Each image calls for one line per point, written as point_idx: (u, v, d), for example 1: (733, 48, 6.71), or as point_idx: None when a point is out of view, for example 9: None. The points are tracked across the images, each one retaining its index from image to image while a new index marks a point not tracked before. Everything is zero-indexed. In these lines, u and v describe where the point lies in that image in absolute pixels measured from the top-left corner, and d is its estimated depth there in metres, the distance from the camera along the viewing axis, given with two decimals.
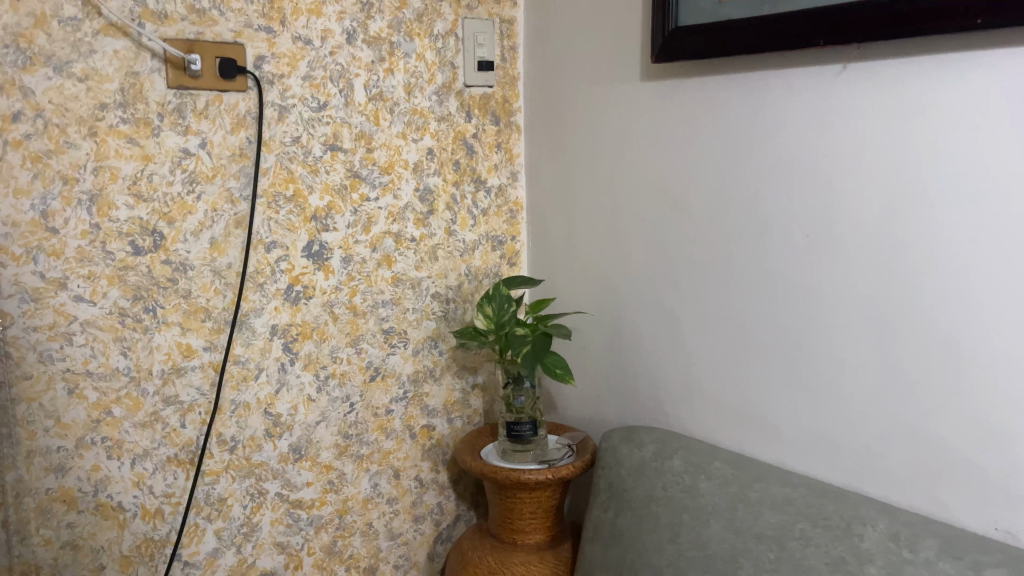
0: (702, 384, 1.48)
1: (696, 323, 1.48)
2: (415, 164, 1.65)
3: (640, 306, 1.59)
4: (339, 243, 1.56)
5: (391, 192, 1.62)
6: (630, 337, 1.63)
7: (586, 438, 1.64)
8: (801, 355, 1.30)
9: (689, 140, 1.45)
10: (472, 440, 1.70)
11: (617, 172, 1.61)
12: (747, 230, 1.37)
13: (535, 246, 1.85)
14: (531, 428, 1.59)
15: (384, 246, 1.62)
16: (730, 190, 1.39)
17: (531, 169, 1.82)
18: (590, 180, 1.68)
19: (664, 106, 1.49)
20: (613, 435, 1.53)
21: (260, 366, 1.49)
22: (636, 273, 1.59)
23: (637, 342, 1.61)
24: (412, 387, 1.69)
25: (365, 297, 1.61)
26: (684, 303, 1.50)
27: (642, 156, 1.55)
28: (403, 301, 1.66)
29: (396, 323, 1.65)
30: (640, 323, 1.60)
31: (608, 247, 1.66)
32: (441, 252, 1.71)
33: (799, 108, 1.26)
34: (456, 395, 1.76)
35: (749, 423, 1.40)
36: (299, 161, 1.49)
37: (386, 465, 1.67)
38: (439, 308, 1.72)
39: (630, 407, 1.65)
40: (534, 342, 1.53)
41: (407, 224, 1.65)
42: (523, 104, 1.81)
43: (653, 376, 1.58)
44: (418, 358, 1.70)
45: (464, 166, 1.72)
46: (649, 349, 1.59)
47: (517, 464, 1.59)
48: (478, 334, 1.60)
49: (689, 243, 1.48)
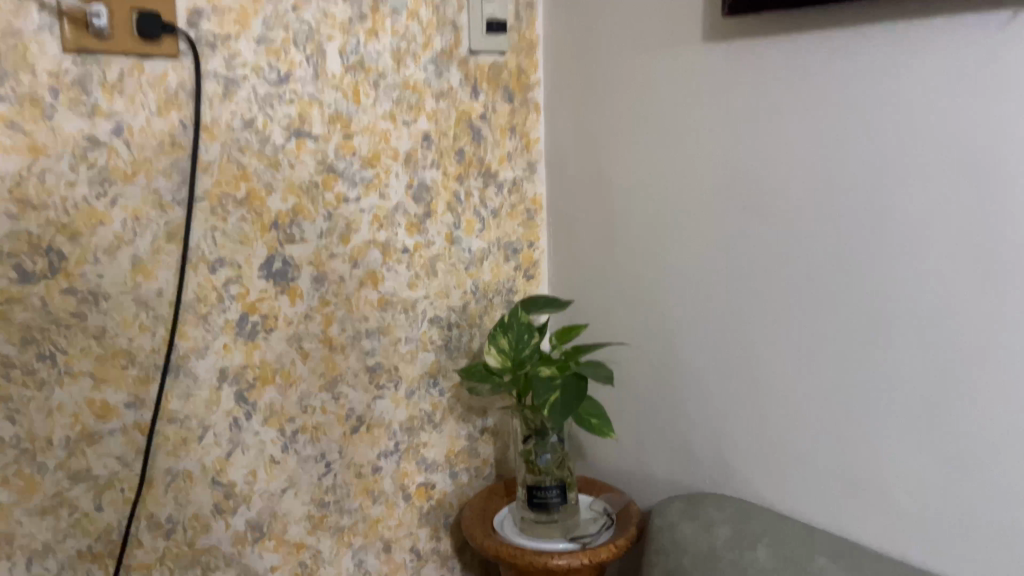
0: (784, 438, 1.13)
1: (780, 366, 1.12)
2: (407, 154, 1.29)
3: (701, 338, 1.24)
4: (308, 258, 1.20)
5: (376, 191, 1.26)
6: (686, 376, 1.27)
7: (629, 506, 1.29)
8: (937, 422, 0.94)
9: (770, 125, 1.08)
10: (481, 506, 1.35)
11: (672, 166, 1.25)
12: (854, 246, 1.00)
13: (558, 254, 1.49)
14: (559, 493, 1.24)
15: (368, 260, 1.26)
16: (829, 191, 1.02)
17: (553, 158, 1.47)
18: (633, 175, 1.32)
19: (737, 77, 1.12)
20: (669, 510, 1.18)
21: (205, 424, 1.13)
22: (696, 297, 1.23)
23: (697, 384, 1.25)
24: (406, 438, 1.34)
25: (344, 327, 1.25)
26: (762, 340, 1.14)
27: (705, 145, 1.19)
28: (393, 330, 1.30)
29: (384, 358, 1.30)
30: (702, 361, 1.24)
31: (656, 262, 1.29)
32: (441, 266, 1.35)
33: (939, 75, 0.89)
34: (461, 443, 1.42)
35: (853, 497, 1.05)
36: (254, 151, 1.13)
37: (374, 537, 1.32)
38: (439, 337, 1.36)
39: (685, 460, 1.30)
40: (563, 389, 1.17)
41: (397, 230, 1.29)
42: (543, 78, 1.46)
43: (719, 430, 1.23)
44: (414, 401, 1.34)
45: (470, 156, 1.36)
46: (714, 395, 1.23)
47: (542, 542, 1.23)
48: (490, 373, 1.24)
49: (768, 260, 1.11)
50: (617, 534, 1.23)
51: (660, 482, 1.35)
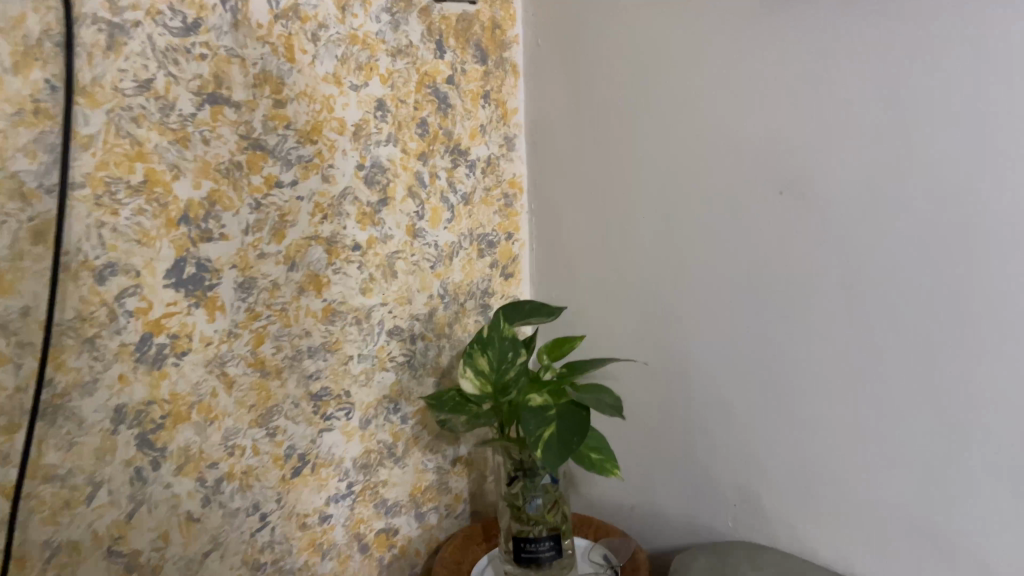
0: (833, 472, 0.92)
1: (825, 388, 0.91)
2: (356, 126, 1.02)
3: (716, 352, 1.02)
4: (231, 260, 0.94)
5: (318, 173, 1.00)
6: (698, 398, 1.05)
7: (637, 554, 1.06)
8: None
9: (808, 92, 0.87)
10: (455, 557, 1.11)
11: (675, 143, 1.02)
12: (930, 240, 0.79)
13: (541, 245, 1.25)
14: (552, 547, 1.01)
15: (309, 260, 1.00)
16: (895, 173, 0.81)
17: (535, 130, 1.23)
18: (626, 155, 1.09)
19: (741, 38, 0.92)
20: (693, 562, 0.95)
21: (98, 480, 0.86)
22: (710, 303, 1.02)
23: (712, 408, 1.04)
24: (361, 477, 1.09)
25: (280, 344, 0.99)
26: (799, 354, 0.93)
27: (717, 116, 0.97)
28: (342, 346, 1.05)
29: (332, 381, 1.05)
30: (719, 381, 1.02)
31: (658, 259, 1.07)
32: (402, 265, 1.10)
33: None
34: (428, 478, 1.17)
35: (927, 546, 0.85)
36: (153, 122, 0.86)
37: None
38: (400, 352, 1.11)
39: (699, 496, 1.08)
40: (560, 419, 0.93)
41: (345, 222, 1.03)
42: (523, 33, 1.21)
43: (741, 462, 1.01)
44: (371, 431, 1.09)
45: (435, 128, 1.11)
46: (734, 421, 1.01)
47: None
48: (466, 401, 0.99)
49: (811, 258, 0.90)
50: None
51: (671, 521, 1.12)
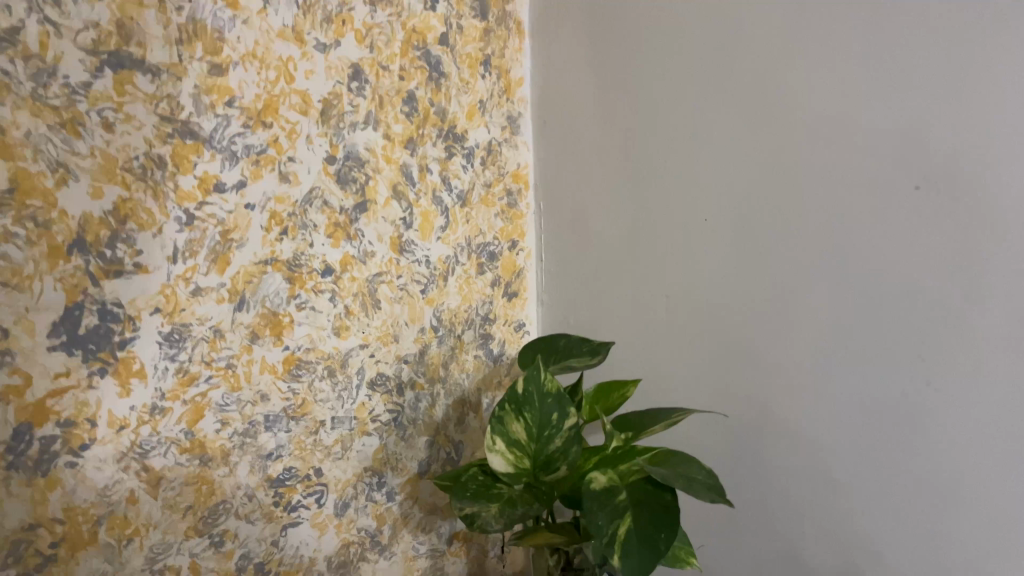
0: None
1: (954, 459, 0.69)
2: (326, 101, 0.73)
3: (798, 401, 0.79)
4: (154, 304, 0.63)
5: (274, 168, 0.70)
6: (765, 458, 0.83)
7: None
8: None
9: (959, 61, 0.65)
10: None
11: (756, 118, 0.79)
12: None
13: (553, 298, 1.03)
14: None
15: (263, 294, 0.71)
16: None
17: (548, 161, 1.01)
18: (685, 152, 0.86)
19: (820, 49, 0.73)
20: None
21: None
22: (790, 334, 0.79)
23: (779, 471, 0.82)
24: None
25: (227, 416, 0.70)
26: (912, 437, 0.71)
27: (819, 121, 0.74)
28: (311, 409, 0.77)
29: (298, 458, 0.77)
30: (795, 437, 0.80)
31: (720, 279, 0.84)
32: (386, 292, 0.82)
33: None
34: (420, 565, 0.91)
35: None
36: (21, 96, 0.54)
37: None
38: (386, 408, 0.84)
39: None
40: (636, 506, 0.68)
41: (312, 237, 0.74)
42: (534, 43, 1.01)
43: (818, 546, 0.79)
44: (351, 518, 0.83)
45: (426, 105, 0.83)
46: (810, 491, 0.79)
47: None
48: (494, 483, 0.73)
49: (920, 331, 0.70)
50: None
51: None
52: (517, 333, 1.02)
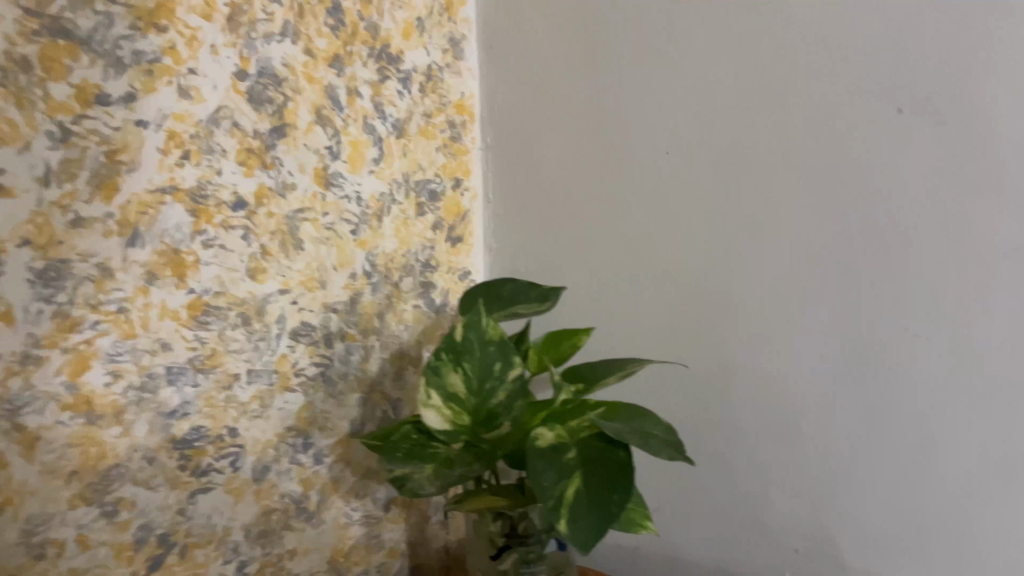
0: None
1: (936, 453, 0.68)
2: (232, 5, 0.64)
3: (774, 353, 0.76)
4: (21, 235, 0.54)
5: (171, 81, 0.60)
6: (736, 412, 0.79)
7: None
8: None
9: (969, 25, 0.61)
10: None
11: (756, 107, 0.73)
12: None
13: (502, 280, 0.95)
14: None
15: (162, 228, 0.61)
16: None
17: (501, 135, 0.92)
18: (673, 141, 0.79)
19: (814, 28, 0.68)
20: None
21: None
22: (769, 285, 0.75)
23: (749, 421, 0.79)
24: (258, 550, 0.74)
25: (120, 368, 0.61)
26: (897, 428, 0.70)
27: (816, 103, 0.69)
28: (223, 360, 0.68)
29: (209, 416, 0.68)
30: (768, 388, 0.77)
31: (698, 231, 0.78)
32: (311, 231, 0.73)
33: None
34: (353, 534, 0.84)
35: None
36: None
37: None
38: (313, 362, 0.76)
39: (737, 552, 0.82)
40: (586, 466, 0.61)
41: (220, 165, 0.65)
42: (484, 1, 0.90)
43: (785, 496, 0.78)
44: (271, 483, 0.75)
45: (354, 18, 0.74)
46: (780, 440, 0.77)
47: None
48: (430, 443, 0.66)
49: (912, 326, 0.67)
50: None
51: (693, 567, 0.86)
52: (462, 282, 0.94)
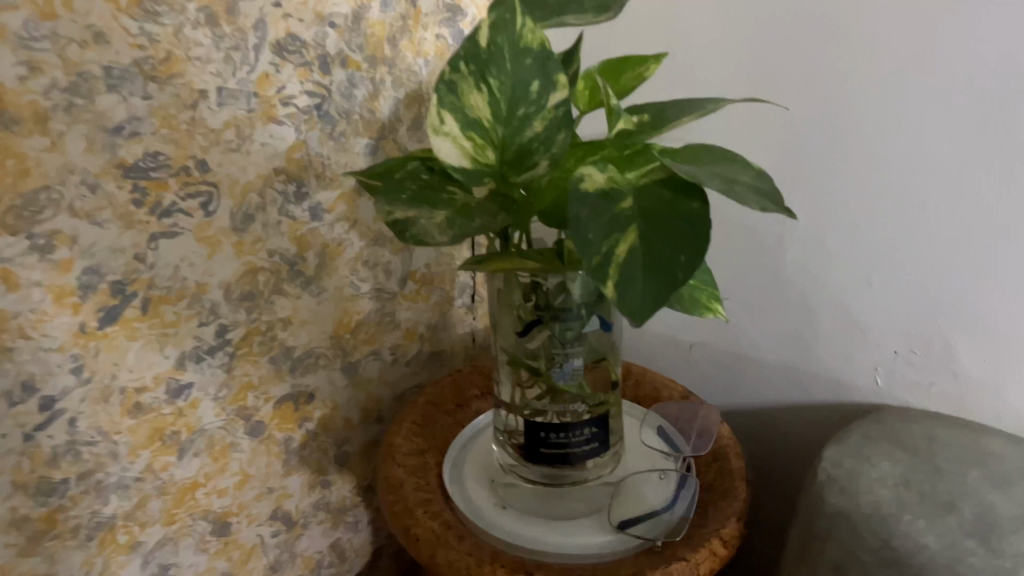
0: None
1: None
2: None
3: (903, 93, 0.56)
4: None
5: None
6: (832, 178, 0.62)
7: (729, 461, 0.65)
8: None
9: None
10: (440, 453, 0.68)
11: None
12: None
13: None
14: (594, 434, 0.59)
15: None
16: None
17: None
18: None
19: None
20: (839, 471, 0.57)
21: None
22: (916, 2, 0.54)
23: (855, 192, 0.61)
24: (244, 315, 0.63)
25: (38, 57, 0.46)
26: None
27: None
28: (184, 70, 0.53)
29: (171, 141, 0.54)
30: (889, 147, 0.58)
31: None
32: None
33: None
34: (361, 310, 0.72)
35: None
36: None
37: (193, 524, 0.66)
38: (305, 89, 0.60)
39: (810, 342, 0.69)
40: (646, 218, 0.46)
41: None
42: None
43: (893, 287, 0.62)
44: (259, 237, 0.61)
45: None
46: (895, 217, 0.60)
47: (566, 537, 0.59)
48: (440, 188, 0.51)
49: None
50: (709, 516, 0.60)
51: (762, 365, 0.73)
52: None
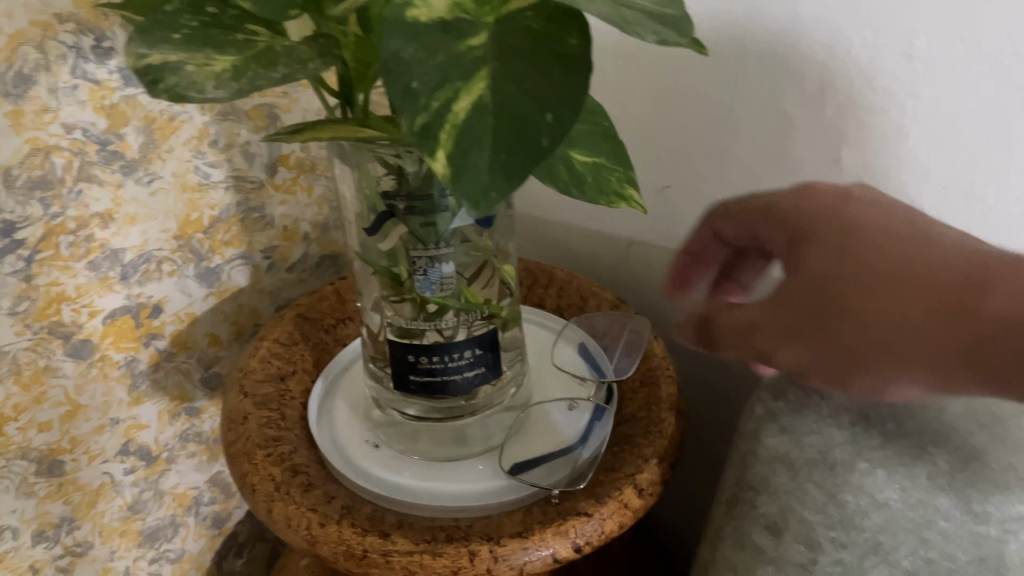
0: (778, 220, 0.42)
1: None
2: None
3: None
4: None
5: None
6: (798, 29, 0.46)
7: (658, 385, 0.53)
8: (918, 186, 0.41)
9: None
10: (310, 382, 0.56)
11: None
12: None
13: None
14: (477, 355, 0.47)
15: None
16: None
17: None
18: None
19: None
20: (783, 404, 0.44)
21: None
22: None
23: (821, 40, 0.46)
24: (41, 207, 0.49)
25: None
26: None
27: None
28: None
29: None
30: None
31: None
32: None
33: None
34: (215, 202, 0.58)
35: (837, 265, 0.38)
36: None
37: (9, 465, 0.53)
38: None
39: None
40: (501, 61, 0.31)
41: None
42: None
43: (869, 164, 0.48)
44: (49, 105, 0.47)
45: None
46: (873, 72, 0.45)
47: (444, 485, 0.47)
48: (229, 27, 0.37)
49: None
50: (625, 459, 0.48)
51: None
52: None
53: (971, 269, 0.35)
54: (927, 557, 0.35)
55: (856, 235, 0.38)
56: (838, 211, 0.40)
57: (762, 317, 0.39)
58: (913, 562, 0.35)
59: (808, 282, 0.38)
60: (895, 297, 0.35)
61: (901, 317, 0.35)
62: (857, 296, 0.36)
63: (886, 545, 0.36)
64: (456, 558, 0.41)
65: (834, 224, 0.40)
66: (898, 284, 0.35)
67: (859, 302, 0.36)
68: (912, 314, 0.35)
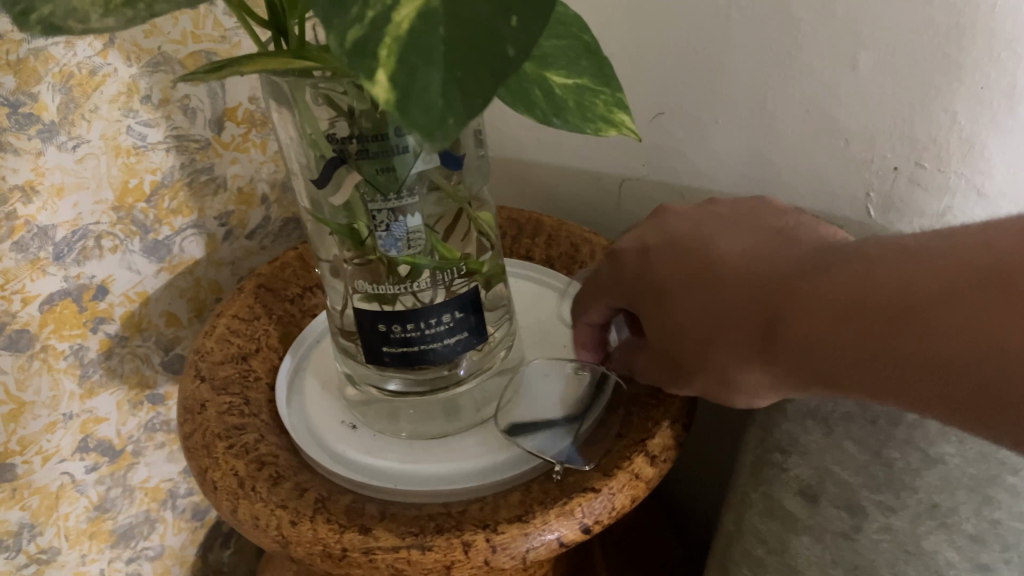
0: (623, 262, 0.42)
1: None
2: None
3: None
4: None
5: None
6: None
7: None
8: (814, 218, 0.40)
9: None
10: (277, 359, 0.51)
11: None
12: None
13: None
14: (457, 320, 0.41)
15: None
16: None
17: None
18: None
19: None
20: None
21: None
22: None
23: None
24: None
25: None
26: None
27: None
28: None
29: None
30: None
31: None
32: None
33: None
34: (154, 166, 0.52)
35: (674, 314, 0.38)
36: None
37: None
38: None
39: (774, 168, 0.49)
40: None
41: None
42: None
43: (884, 70, 0.42)
44: None
45: None
46: None
47: (431, 466, 0.42)
48: None
49: None
50: (633, 424, 0.43)
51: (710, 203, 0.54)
52: None
53: (766, 294, 0.35)
54: (993, 518, 0.31)
55: (667, 288, 0.38)
56: (651, 256, 0.40)
57: (653, 373, 0.41)
58: (977, 526, 0.31)
59: (658, 341, 0.39)
60: (719, 350, 0.36)
61: (732, 368, 0.35)
62: (691, 352, 0.37)
63: (943, 507, 0.31)
64: (447, 551, 0.36)
65: (651, 278, 0.40)
66: (713, 340, 0.36)
67: (698, 360, 0.37)
68: (736, 364, 0.35)
